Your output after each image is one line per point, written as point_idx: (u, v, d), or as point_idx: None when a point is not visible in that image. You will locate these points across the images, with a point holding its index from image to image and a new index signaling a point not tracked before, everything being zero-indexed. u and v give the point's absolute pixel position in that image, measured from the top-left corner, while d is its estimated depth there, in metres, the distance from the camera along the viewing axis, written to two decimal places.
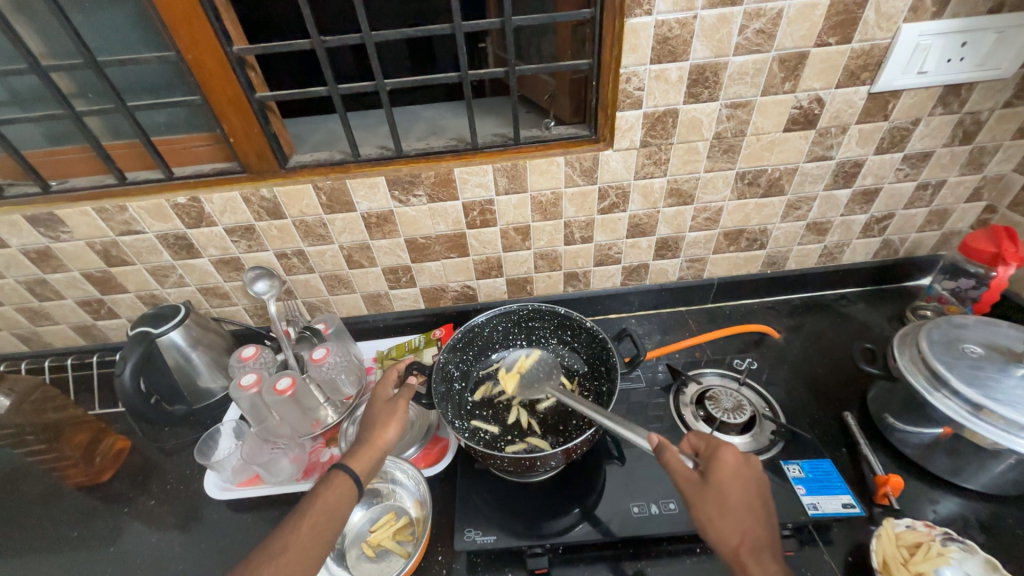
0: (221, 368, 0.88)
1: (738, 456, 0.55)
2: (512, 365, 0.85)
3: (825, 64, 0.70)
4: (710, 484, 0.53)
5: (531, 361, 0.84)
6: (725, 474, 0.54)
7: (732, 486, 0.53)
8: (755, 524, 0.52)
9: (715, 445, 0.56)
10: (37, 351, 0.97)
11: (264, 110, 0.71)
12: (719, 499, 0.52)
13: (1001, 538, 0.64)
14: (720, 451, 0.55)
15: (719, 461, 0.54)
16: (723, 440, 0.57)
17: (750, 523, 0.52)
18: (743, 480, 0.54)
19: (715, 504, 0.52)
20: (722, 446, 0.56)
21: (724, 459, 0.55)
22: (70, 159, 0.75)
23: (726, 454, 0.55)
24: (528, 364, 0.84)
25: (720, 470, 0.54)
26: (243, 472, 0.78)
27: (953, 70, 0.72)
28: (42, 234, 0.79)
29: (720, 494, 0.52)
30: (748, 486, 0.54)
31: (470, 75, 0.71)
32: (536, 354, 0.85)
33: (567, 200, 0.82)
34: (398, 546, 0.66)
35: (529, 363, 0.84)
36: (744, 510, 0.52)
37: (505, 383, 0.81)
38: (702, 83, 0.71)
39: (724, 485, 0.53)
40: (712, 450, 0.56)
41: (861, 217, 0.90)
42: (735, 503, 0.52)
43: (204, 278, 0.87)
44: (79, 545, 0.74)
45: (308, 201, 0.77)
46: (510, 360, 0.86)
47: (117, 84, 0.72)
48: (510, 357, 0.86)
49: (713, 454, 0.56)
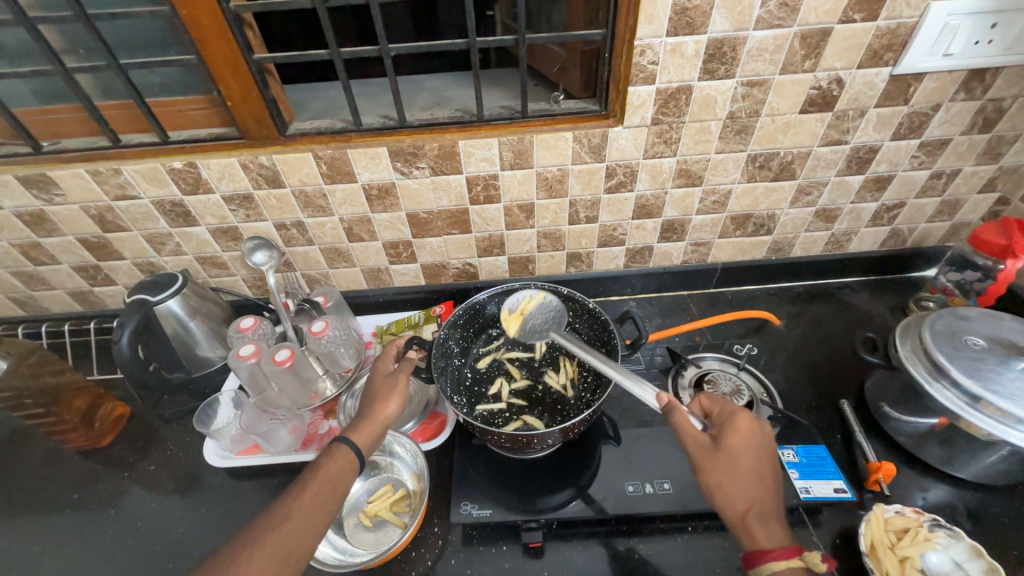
0: (219, 338, 0.88)
1: (752, 425, 0.57)
2: (516, 305, 0.83)
3: (847, 42, 0.67)
4: (722, 450, 0.54)
5: (535, 304, 0.83)
6: (737, 441, 0.55)
7: (744, 453, 0.55)
8: (765, 493, 0.53)
9: (730, 413, 0.58)
10: (34, 316, 0.97)
11: (263, 72, 0.68)
12: (730, 466, 0.53)
13: (987, 526, 0.65)
14: (734, 418, 0.57)
15: (733, 428, 0.56)
16: (737, 409, 0.58)
17: (758, 490, 0.53)
18: (754, 448, 0.55)
19: (726, 470, 0.53)
20: (738, 412, 0.58)
21: (737, 426, 0.56)
22: (62, 119, 0.73)
23: (740, 422, 0.57)
24: (531, 307, 0.83)
25: (732, 437, 0.55)
26: (242, 442, 0.78)
27: (981, 52, 0.69)
28: (36, 197, 0.77)
29: (731, 461, 0.54)
30: (760, 455, 0.55)
31: (479, 42, 0.67)
32: (540, 297, 0.83)
33: (573, 177, 0.80)
34: (394, 518, 0.68)
35: (532, 308, 0.83)
36: (754, 478, 0.54)
37: (506, 325, 0.83)
38: (719, 58, 0.68)
39: (736, 451, 0.54)
40: (726, 416, 0.58)
41: (872, 205, 0.88)
42: (745, 470, 0.54)
43: (201, 247, 0.86)
44: (81, 507, 0.75)
45: (308, 170, 0.75)
46: (513, 300, 0.83)
47: (109, 41, 0.69)
48: (512, 297, 0.83)
49: (726, 421, 0.57)
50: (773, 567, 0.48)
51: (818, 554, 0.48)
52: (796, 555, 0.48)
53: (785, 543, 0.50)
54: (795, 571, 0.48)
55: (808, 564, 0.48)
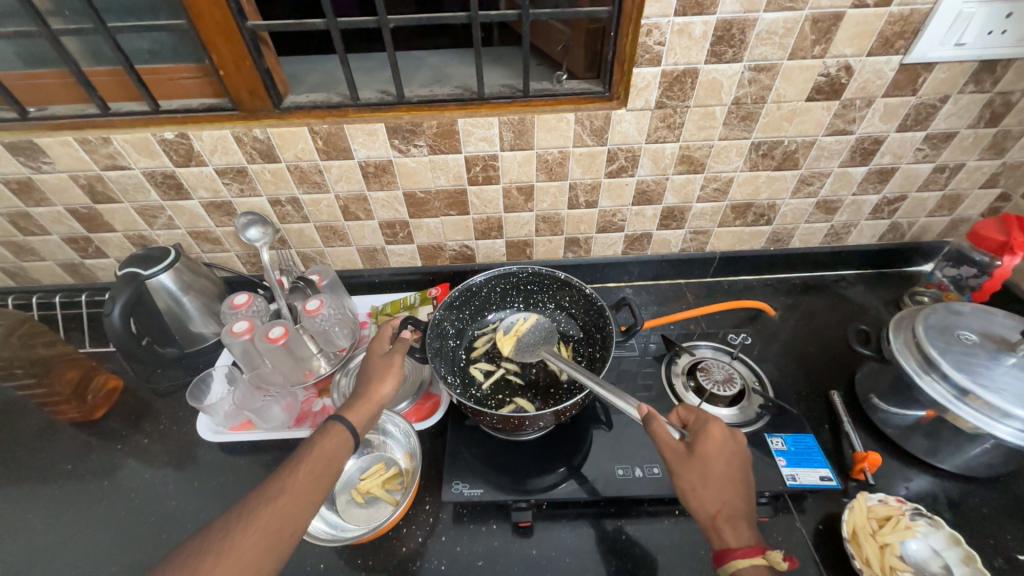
0: (213, 315, 0.87)
1: (725, 432, 0.57)
2: (510, 328, 0.84)
3: (859, 28, 0.66)
4: (696, 455, 0.55)
5: (528, 325, 0.84)
6: (710, 446, 0.55)
7: (717, 458, 0.55)
8: (735, 496, 0.54)
9: (704, 419, 0.58)
10: (24, 287, 0.96)
11: (257, 41, 0.66)
12: (703, 471, 0.54)
13: (965, 515, 0.66)
14: (707, 427, 0.57)
15: (706, 435, 0.56)
16: (711, 416, 0.58)
17: (730, 493, 0.54)
18: (727, 454, 0.55)
19: (698, 475, 0.54)
20: (711, 421, 0.57)
21: (711, 432, 0.56)
22: (49, 84, 0.71)
23: (714, 430, 0.56)
24: (524, 328, 0.83)
25: (706, 443, 0.55)
26: (236, 417, 0.79)
27: (994, 43, 0.67)
28: (23, 164, 0.75)
29: (705, 467, 0.54)
30: (733, 460, 0.55)
31: (481, 16, 0.65)
32: (533, 318, 0.85)
33: (574, 160, 0.78)
34: (387, 495, 0.69)
35: (525, 328, 0.83)
36: (727, 481, 0.54)
37: (501, 345, 0.81)
38: (727, 41, 0.66)
39: (710, 456, 0.55)
40: (700, 423, 0.58)
41: (873, 197, 0.88)
42: (718, 474, 0.54)
43: (194, 221, 0.84)
44: (74, 478, 0.75)
45: (304, 144, 0.74)
46: (508, 322, 0.85)
47: (97, 3, 0.67)
48: (507, 320, 0.85)
49: (701, 427, 0.57)
50: (738, 566, 0.49)
51: (781, 552, 0.49)
52: (761, 554, 0.49)
53: (751, 543, 0.51)
54: (759, 570, 0.48)
55: (771, 563, 0.49)
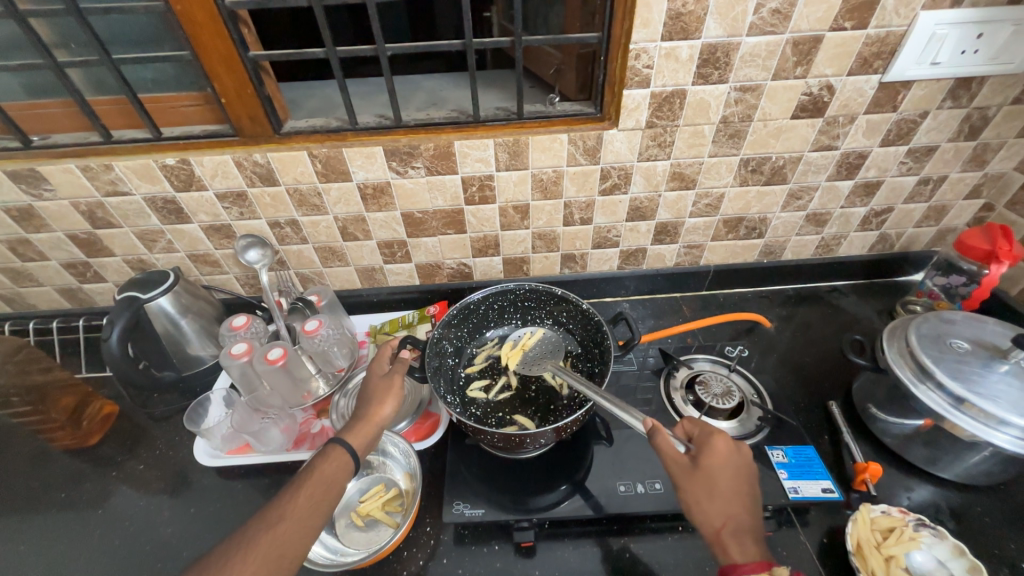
0: (211, 337, 0.87)
1: (730, 446, 0.56)
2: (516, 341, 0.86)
3: (838, 49, 0.68)
4: (702, 468, 0.55)
5: (535, 339, 0.85)
6: (716, 461, 0.55)
7: (722, 472, 0.55)
8: (740, 510, 0.54)
9: (709, 432, 0.58)
10: (21, 313, 0.96)
11: (259, 70, 0.68)
12: (708, 484, 0.54)
13: (969, 524, 0.66)
14: (712, 440, 0.57)
15: (711, 448, 0.56)
16: (716, 428, 0.58)
17: (736, 507, 0.54)
18: (733, 468, 0.55)
19: (704, 488, 0.54)
20: (716, 433, 0.57)
21: (716, 446, 0.56)
22: (52, 114, 0.72)
23: (719, 444, 0.56)
24: (530, 343, 0.84)
25: (712, 457, 0.55)
26: (232, 441, 0.78)
27: (967, 62, 0.70)
28: (25, 192, 0.76)
29: (710, 481, 0.54)
30: (738, 475, 0.55)
31: (475, 43, 0.67)
32: (540, 334, 0.86)
33: (568, 179, 0.80)
34: (387, 517, 0.68)
35: (531, 343, 0.84)
36: (732, 496, 0.54)
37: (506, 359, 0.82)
38: (713, 63, 0.69)
39: (715, 470, 0.55)
40: (705, 436, 0.58)
41: (861, 209, 0.90)
42: (724, 489, 0.54)
43: (193, 244, 0.85)
44: (67, 507, 0.74)
45: (303, 168, 0.75)
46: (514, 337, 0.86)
47: (102, 35, 0.69)
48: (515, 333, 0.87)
49: (706, 440, 0.57)
50: None
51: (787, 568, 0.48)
52: (767, 569, 0.48)
53: (757, 558, 0.50)
54: None
55: None
